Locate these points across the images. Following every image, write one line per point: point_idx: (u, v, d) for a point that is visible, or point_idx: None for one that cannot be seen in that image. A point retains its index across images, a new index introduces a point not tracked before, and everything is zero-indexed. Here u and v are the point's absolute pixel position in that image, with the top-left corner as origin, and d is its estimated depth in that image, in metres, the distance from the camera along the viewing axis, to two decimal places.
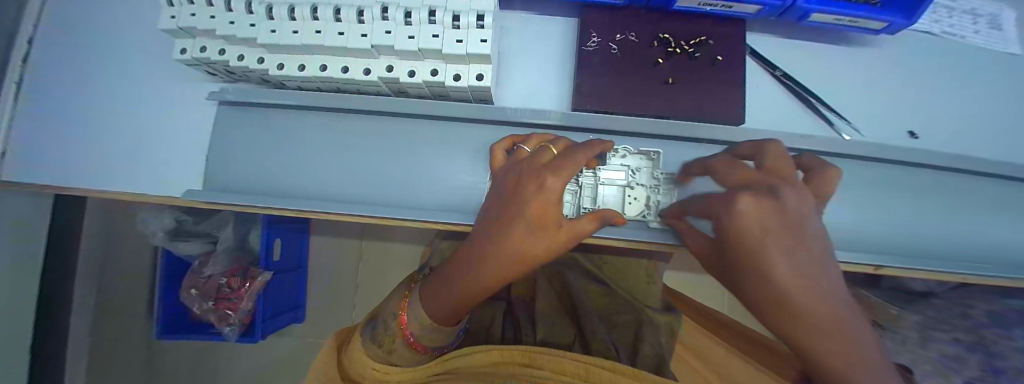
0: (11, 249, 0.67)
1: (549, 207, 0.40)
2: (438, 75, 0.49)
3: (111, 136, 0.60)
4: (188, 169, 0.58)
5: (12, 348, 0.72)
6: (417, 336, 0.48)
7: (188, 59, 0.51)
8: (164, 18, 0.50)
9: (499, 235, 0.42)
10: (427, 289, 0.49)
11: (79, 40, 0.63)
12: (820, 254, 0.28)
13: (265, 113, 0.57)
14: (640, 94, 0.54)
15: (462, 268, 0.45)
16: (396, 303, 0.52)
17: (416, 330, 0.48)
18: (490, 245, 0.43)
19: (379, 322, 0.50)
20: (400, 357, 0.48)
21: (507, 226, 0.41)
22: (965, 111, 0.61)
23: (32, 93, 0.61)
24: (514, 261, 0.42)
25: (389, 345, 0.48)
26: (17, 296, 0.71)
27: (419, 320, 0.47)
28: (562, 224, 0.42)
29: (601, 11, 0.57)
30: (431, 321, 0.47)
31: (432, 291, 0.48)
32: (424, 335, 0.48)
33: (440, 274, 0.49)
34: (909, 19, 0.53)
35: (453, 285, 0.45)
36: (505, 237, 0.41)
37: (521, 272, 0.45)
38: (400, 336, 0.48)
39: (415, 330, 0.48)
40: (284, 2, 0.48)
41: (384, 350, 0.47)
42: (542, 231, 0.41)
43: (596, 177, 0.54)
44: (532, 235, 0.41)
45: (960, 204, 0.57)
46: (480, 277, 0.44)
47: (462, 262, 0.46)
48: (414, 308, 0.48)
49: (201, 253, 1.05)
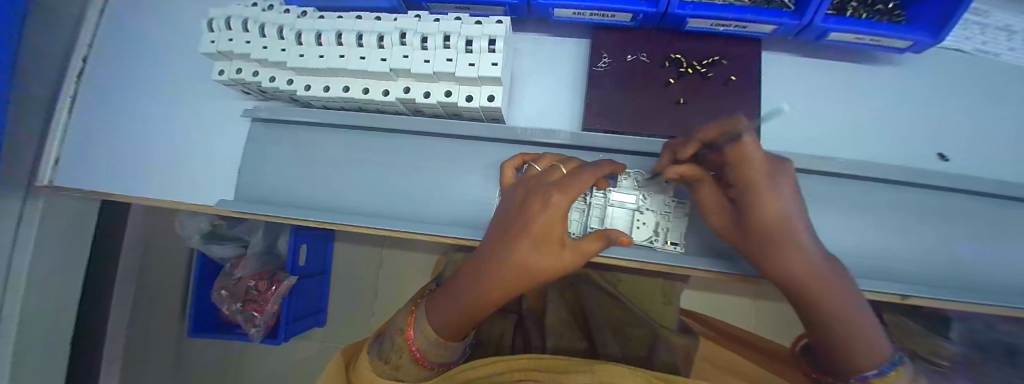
0: (63, 247, 0.74)
1: (555, 226, 0.41)
2: (451, 96, 0.51)
3: (153, 149, 0.66)
4: (219, 178, 0.63)
5: (56, 337, 0.78)
6: (423, 351, 0.49)
7: (225, 80, 0.55)
8: (205, 43, 0.54)
9: (505, 251, 0.43)
10: (433, 302, 0.50)
11: (132, 63, 0.70)
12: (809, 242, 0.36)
13: (291, 130, 0.61)
14: (650, 114, 0.54)
15: (470, 285, 0.46)
16: (404, 319, 0.52)
17: (422, 344, 0.49)
18: (494, 266, 0.44)
19: (387, 338, 0.52)
20: (407, 372, 0.49)
21: (513, 241, 0.42)
22: (1001, 133, 0.57)
23: (86, 103, 0.68)
24: (519, 277, 0.43)
25: (396, 361, 0.49)
26: (64, 289, 0.78)
27: (424, 333, 0.49)
28: (565, 244, 0.43)
29: (613, 33, 0.58)
30: (438, 334, 0.48)
31: (439, 305, 0.49)
32: (430, 351, 0.49)
33: (446, 290, 0.50)
34: (938, 37, 0.50)
35: (456, 298, 0.47)
36: (510, 253, 0.42)
37: (526, 289, 0.45)
38: (407, 353, 0.49)
39: (421, 344, 0.49)
40: (312, 29, 0.52)
41: (390, 366, 0.49)
42: (546, 248, 0.42)
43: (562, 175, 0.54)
44: (537, 251, 0.41)
45: (1009, 233, 0.52)
46: (485, 292, 0.44)
47: (470, 276, 0.47)
48: (421, 323, 0.49)
49: (234, 256, 1.13)
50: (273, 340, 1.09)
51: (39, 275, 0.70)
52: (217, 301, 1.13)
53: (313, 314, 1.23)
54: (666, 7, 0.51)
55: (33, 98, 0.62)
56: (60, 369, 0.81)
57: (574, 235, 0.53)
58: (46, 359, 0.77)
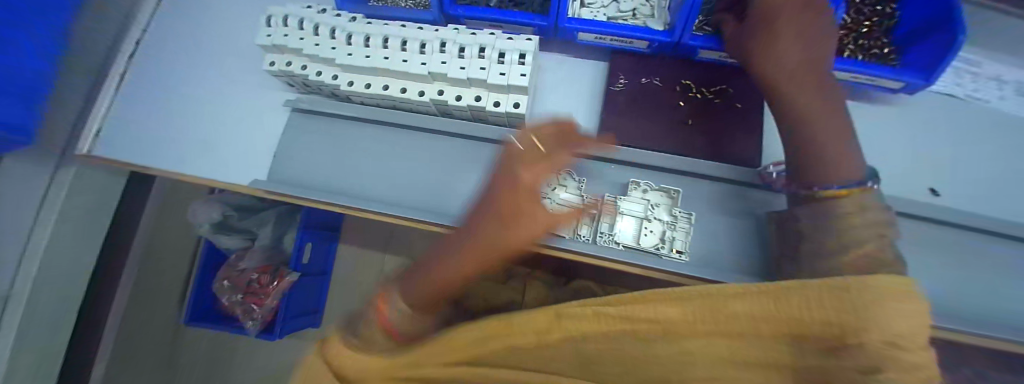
0: (85, 214, 0.78)
1: (523, 197, 0.42)
2: (480, 101, 0.56)
3: (191, 128, 0.71)
4: (252, 161, 0.67)
5: (63, 303, 0.80)
6: (394, 326, 0.43)
7: (275, 71, 0.60)
8: (262, 36, 0.60)
9: (477, 226, 0.43)
10: (405, 281, 0.46)
11: (182, 54, 0.76)
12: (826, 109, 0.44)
13: (327, 121, 0.66)
14: (660, 132, 0.59)
15: (445, 261, 0.45)
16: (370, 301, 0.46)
17: (391, 318, 0.43)
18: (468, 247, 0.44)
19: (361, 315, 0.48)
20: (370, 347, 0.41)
21: (488, 217, 0.42)
22: (995, 173, 0.60)
23: (134, 81, 0.75)
24: (491, 249, 0.43)
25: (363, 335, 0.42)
26: (78, 257, 0.80)
27: (396, 309, 0.44)
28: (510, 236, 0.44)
29: (630, 57, 0.64)
30: (409, 308, 0.44)
31: (416, 279, 0.45)
32: (399, 327, 0.43)
33: (420, 271, 0.46)
34: (928, 80, 0.55)
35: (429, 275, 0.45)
36: (483, 229, 0.43)
37: (502, 262, 0.45)
38: (378, 329, 0.43)
39: (390, 317, 0.43)
40: (362, 32, 0.59)
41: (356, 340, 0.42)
42: (519, 220, 0.42)
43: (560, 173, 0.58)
44: (507, 223, 0.42)
45: (1004, 270, 0.53)
46: (459, 263, 0.44)
47: (444, 248, 0.46)
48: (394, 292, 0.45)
49: (241, 248, 1.15)
50: (268, 336, 1.09)
51: (60, 238, 0.73)
52: (217, 291, 1.14)
53: (309, 315, 1.21)
54: (680, 37, 0.57)
55: (78, 71, 0.67)
56: (59, 336, 0.82)
57: (584, 237, 0.56)
58: (49, 324, 0.78)
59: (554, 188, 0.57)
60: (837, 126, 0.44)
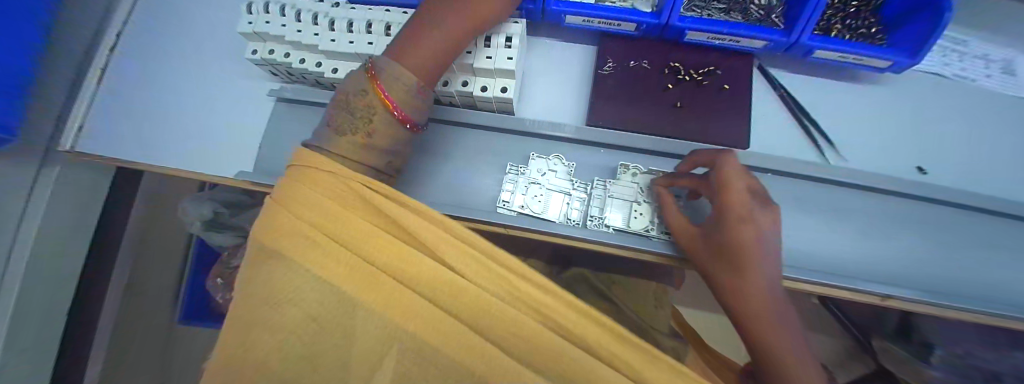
0: (71, 214, 0.76)
1: None
2: (467, 86, 0.56)
3: (175, 121, 0.69)
4: (238, 152, 0.66)
5: (51, 305, 0.78)
6: (400, 103, 0.38)
7: (257, 59, 0.59)
8: (243, 23, 0.58)
9: None
10: (397, 53, 0.40)
11: (165, 45, 0.74)
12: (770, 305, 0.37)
13: (313, 111, 0.65)
14: (649, 114, 0.59)
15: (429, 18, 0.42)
16: (360, 83, 0.38)
17: (397, 93, 0.38)
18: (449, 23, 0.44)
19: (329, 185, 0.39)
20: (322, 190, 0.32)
21: None
22: (983, 150, 0.60)
23: (117, 74, 0.73)
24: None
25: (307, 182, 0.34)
26: (64, 258, 0.78)
27: (399, 75, 0.38)
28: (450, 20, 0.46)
29: (619, 40, 0.63)
30: (419, 83, 0.40)
31: (402, 50, 0.40)
32: (410, 106, 0.39)
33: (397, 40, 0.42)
34: (915, 58, 0.55)
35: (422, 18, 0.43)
36: None
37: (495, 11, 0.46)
38: (381, 108, 0.37)
39: (392, 89, 0.38)
40: (345, 18, 0.57)
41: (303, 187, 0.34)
42: None
43: (550, 158, 0.58)
44: None
45: (989, 246, 0.54)
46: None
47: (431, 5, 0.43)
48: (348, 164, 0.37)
49: (232, 246, 1.12)
50: None
51: (47, 235, 0.71)
52: (211, 289, 1.13)
53: None
54: (667, 19, 0.56)
55: (59, 67, 0.65)
56: (50, 336, 0.80)
57: (574, 221, 0.55)
58: (40, 324, 0.77)
59: (544, 172, 0.57)
60: (784, 320, 0.36)
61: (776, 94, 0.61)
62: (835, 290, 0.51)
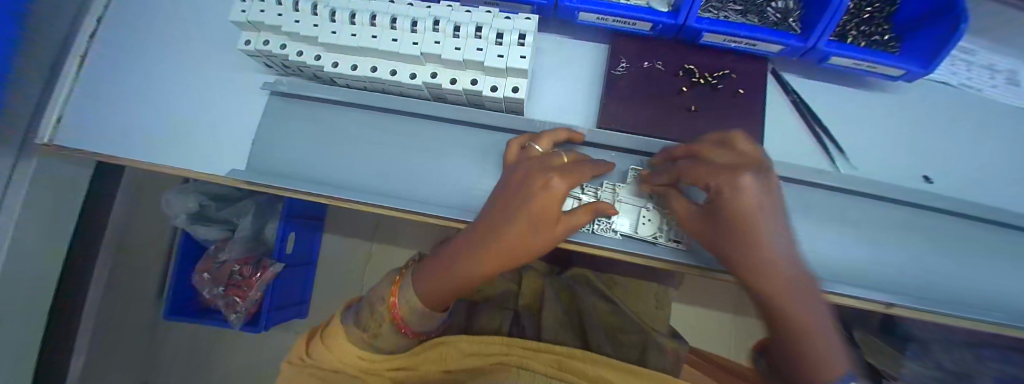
0: (49, 210, 0.71)
1: (550, 206, 0.41)
2: (477, 84, 0.53)
3: (160, 113, 0.65)
4: (230, 149, 0.62)
5: (29, 306, 0.74)
6: (408, 322, 0.44)
7: (250, 50, 0.55)
8: (236, 12, 0.54)
9: (525, 201, 0.41)
10: (422, 267, 0.46)
11: (149, 30, 0.69)
12: (779, 266, 0.37)
13: (310, 107, 0.62)
14: (662, 118, 0.57)
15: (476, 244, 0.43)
16: (386, 286, 0.46)
17: (407, 315, 0.43)
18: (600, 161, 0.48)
19: (364, 303, 0.45)
20: (386, 341, 0.44)
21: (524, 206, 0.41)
22: (984, 160, 0.61)
23: (96, 61, 0.67)
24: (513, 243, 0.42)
25: (375, 329, 0.43)
26: (42, 257, 0.73)
27: (409, 302, 0.43)
28: (560, 219, 0.43)
29: (632, 40, 0.62)
30: (430, 302, 0.43)
31: (428, 274, 0.44)
32: (417, 323, 0.44)
33: (440, 255, 0.46)
34: (928, 68, 0.54)
35: (551, 180, 0.41)
36: (525, 203, 0.41)
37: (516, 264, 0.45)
38: (388, 320, 0.43)
39: (406, 313, 0.43)
40: (347, 8, 0.54)
41: (369, 334, 0.43)
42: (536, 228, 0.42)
43: None
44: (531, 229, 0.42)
45: (991, 257, 0.55)
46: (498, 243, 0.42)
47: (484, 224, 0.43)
48: (407, 292, 0.44)
49: (220, 239, 1.08)
50: (251, 328, 1.06)
51: (25, 232, 0.67)
52: (197, 284, 1.09)
53: (294, 306, 1.19)
54: (685, 20, 0.54)
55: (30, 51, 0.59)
56: (30, 338, 0.76)
57: (582, 225, 0.54)
58: (19, 326, 0.72)
59: None
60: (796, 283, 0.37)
61: (788, 100, 0.61)
62: (836, 296, 0.52)
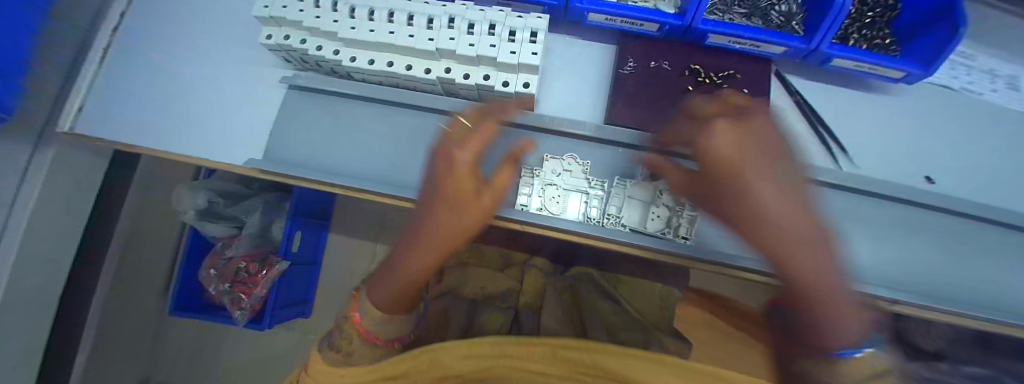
0: (66, 198, 0.73)
1: (462, 180, 0.41)
2: (489, 80, 0.55)
3: (180, 104, 0.67)
4: (247, 139, 0.64)
5: (42, 292, 0.75)
6: (370, 330, 0.44)
7: (271, 44, 0.57)
8: (259, 7, 0.56)
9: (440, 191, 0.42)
10: (375, 277, 0.46)
11: (170, 26, 0.72)
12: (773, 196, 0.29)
13: (325, 100, 0.64)
14: (668, 115, 0.59)
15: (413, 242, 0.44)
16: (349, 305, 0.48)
17: (369, 325, 0.44)
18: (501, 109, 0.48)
19: (336, 329, 0.47)
20: (359, 358, 0.44)
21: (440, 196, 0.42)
22: (985, 161, 0.62)
23: (118, 54, 0.70)
24: (444, 230, 0.43)
25: (345, 347, 0.44)
26: (57, 244, 0.75)
27: (366, 312, 0.44)
28: (482, 190, 0.44)
29: (639, 41, 0.63)
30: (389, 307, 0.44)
31: (377, 282, 0.45)
32: (378, 329, 0.44)
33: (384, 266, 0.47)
34: (927, 70, 0.56)
35: (454, 153, 0.42)
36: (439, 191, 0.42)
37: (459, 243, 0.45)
38: (355, 335, 0.44)
39: (365, 322, 0.44)
40: (366, 6, 0.56)
41: (340, 353, 0.43)
42: (459, 206, 0.42)
43: (564, 158, 0.57)
44: (452, 210, 0.42)
45: (992, 256, 0.56)
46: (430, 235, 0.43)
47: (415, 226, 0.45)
48: (363, 304, 0.45)
49: (228, 236, 1.10)
50: (255, 326, 1.06)
51: (42, 219, 0.69)
52: (204, 281, 1.10)
53: (298, 304, 1.18)
54: (691, 21, 0.56)
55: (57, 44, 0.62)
56: (40, 324, 0.77)
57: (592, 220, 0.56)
58: (29, 312, 0.73)
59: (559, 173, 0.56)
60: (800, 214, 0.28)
61: (791, 100, 0.62)
62: None
